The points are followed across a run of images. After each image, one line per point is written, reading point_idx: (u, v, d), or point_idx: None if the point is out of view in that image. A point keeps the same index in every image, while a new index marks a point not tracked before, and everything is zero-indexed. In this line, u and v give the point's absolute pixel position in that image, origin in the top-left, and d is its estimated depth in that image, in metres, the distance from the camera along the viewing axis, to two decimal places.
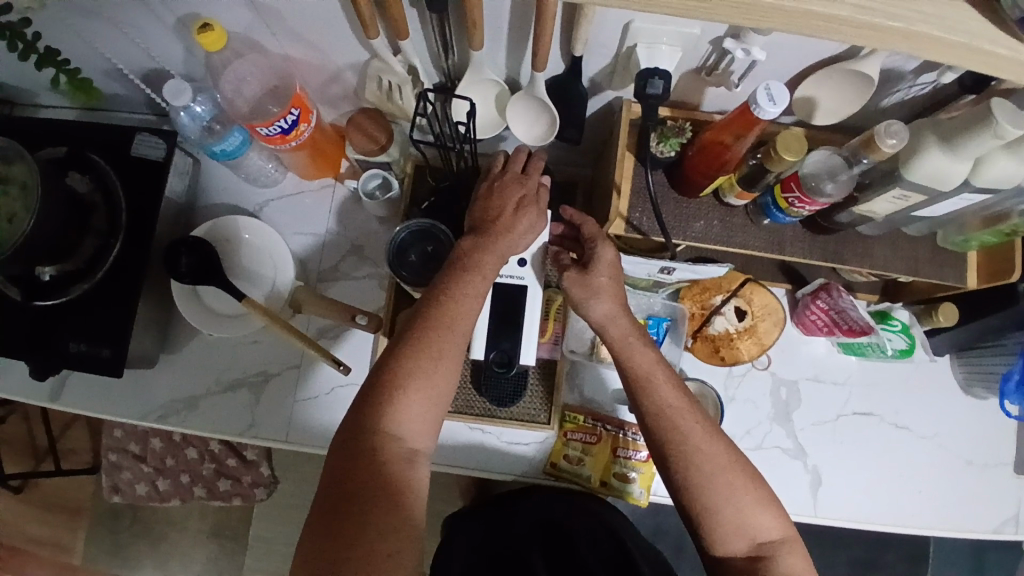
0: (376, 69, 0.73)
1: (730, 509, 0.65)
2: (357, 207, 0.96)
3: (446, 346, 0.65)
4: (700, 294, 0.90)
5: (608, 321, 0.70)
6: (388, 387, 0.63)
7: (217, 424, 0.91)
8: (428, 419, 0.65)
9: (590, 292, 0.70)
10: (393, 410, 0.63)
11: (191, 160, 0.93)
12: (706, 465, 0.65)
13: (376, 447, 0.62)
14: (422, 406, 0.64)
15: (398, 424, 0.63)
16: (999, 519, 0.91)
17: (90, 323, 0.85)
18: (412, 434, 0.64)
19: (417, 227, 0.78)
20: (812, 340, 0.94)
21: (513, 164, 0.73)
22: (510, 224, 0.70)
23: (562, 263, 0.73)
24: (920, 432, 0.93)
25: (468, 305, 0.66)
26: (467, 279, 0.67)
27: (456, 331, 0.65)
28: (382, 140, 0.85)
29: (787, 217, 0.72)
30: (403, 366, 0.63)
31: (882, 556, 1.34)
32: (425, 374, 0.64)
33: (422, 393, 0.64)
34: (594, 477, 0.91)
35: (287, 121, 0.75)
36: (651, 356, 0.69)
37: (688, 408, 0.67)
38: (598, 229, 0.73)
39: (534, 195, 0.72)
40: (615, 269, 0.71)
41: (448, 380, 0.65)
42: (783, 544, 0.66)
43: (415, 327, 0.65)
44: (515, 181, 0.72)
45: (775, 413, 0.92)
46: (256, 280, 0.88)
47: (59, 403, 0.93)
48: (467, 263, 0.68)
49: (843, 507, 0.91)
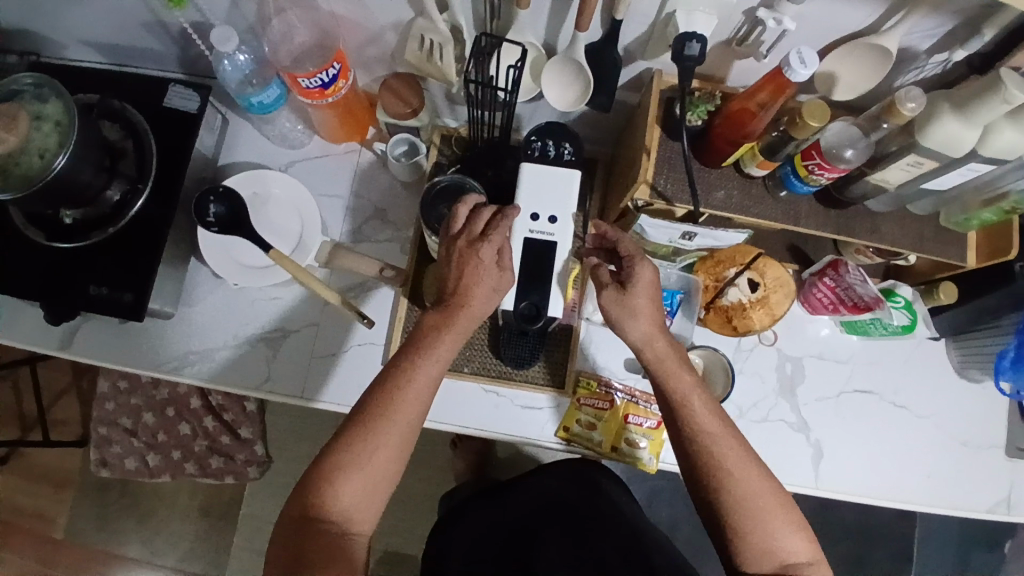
0: (420, 28, 0.75)
1: (760, 530, 0.67)
2: (380, 171, 0.97)
3: (395, 425, 0.68)
4: (714, 266, 0.93)
5: (645, 344, 0.72)
6: (328, 471, 0.67)
7: (232, 377, 0.92)
8: (366, 502, 0.68)
9: (628, 312, 0.71)
10: (331, 492, 0.66)
11: (221, 118, 0.94)
12: (739, 490, 0.68)
13: (314, 527, 0.65)
14: (360, 490, 0.67)
15: (336, 506, 0.66)
16: (993, 500, 0.94)
17: (113, 266, 0.85)
18: (351, 516, 0.67)
19: (453, 179, 0.80)
20: (817, 320, 0.98)
21: (471, 227, 0.71)
22: (467, 296, 0.70)
23: (600, 276, 0.74)
24: (915, 410, 0.96)
25: (413, 390, 0.69)
26: (414, 366, 0.69)
27: (399, 417, 0.68)
28: (414, 103, 0.86)
29: (805, 186, 0.76)
30: (344, 452, 0.67)
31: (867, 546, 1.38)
32: (369, 454, 0.67)
33: (360, 479, 0.67)
34: (605, 443, 0.92)
35: (329, 74, 0.78)
36: (687, 380, 0.71)
37: (724, 432, 0.69)
38: (635, 245, 0.73)
39: (497, 259, 0.70)
40: (653, 287, 0.72)
41: (388, 467, 0.68)
42: (810, 566, 0.68)
43: (360, 412, 0.68)
44: (474, 248, 0.70)
45: (780, 387, 0.96)
46: (284, 234, 0.90)
47: (69, 351, 0.92)
48: (417, 345, 0.70)
49: (843, 480, 0.94)
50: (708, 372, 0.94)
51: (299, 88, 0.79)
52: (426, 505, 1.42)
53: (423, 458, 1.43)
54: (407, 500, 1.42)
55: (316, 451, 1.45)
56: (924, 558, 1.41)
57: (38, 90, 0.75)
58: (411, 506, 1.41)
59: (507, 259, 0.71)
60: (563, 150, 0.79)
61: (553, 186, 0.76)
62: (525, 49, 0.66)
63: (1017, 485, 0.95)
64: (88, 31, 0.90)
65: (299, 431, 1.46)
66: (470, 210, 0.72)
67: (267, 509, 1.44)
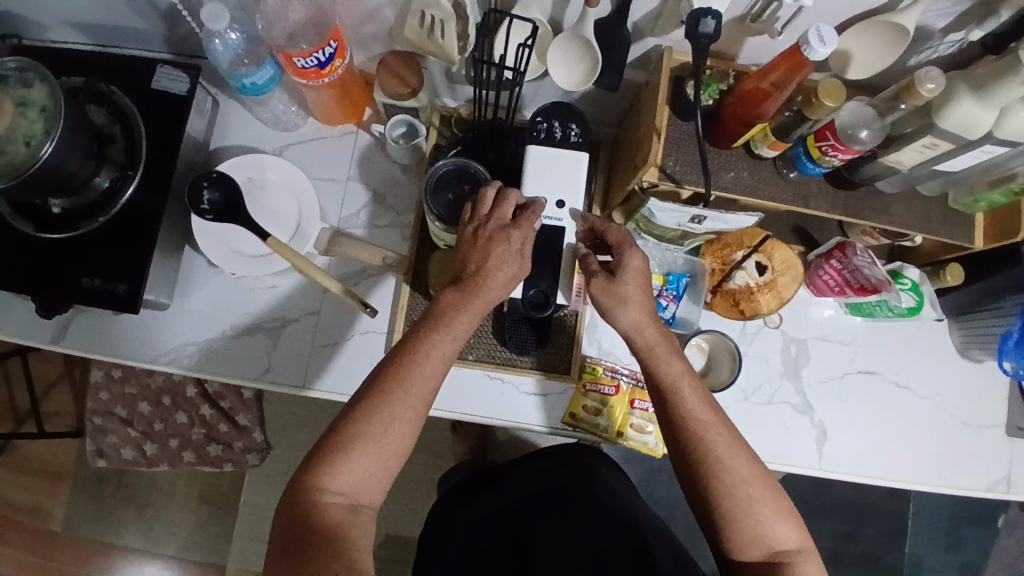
0: (420, 3, 0.71)
1: (748, 517, 0.67)
2: (379, 154, 0.93)
3: (407, 400, 0.66)
4: (721, 249, 0.92)
5: (635, 331, 0.71)
6: (336, 448, 0.65)
7: (231, 368, 0.90)
8: (374, 479, 0.66)
9: (616, 300, 0.70)
10: (337, 468, 0.65)
11: (212, 99, 0.90)
12: (727, 477, 0.67)
13: (319, 502, 0.64)
14: (369, 467, 0.66)
15: (341, 483, 0.65)
16: (992, 478, 0.95)
17: (105, 256, 0.82)
18: (357, 493, 0.66)
19: (457, 164, 0.78)
20: (822, 301, 0.97)
21: (501, 211, 0.70)
22: (489, 279, 0.68)
23: (588, 265, 0.72)
24: (919, 391, 0.96)
25: (429, 368, 0.67)
26: (431, 344, 0.68)
27: (413, 395, 0.67)
28: (413, 84, 0.83)
29: (817, 169, 0.74)
30: (354, 430, 0.65)
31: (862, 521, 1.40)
32: (377, 429, 0.65)
33: (370, 453, 0.65)
34: (611, 428, 0.90)
35: (325, 53, 0.75)
36: (677, 367, 0.71)
37: (714, 419, 0.69)
38: (623, 233, 0.72)
39: (521, 246, 0.69)
40: (642, 277, 0.71)
41: (398, 446, 0.67)
42: (799, 553, 0.68)
43: (371, 386, 0.67)
44: (503, 231, 0.69)
45: (785, 369, 0.95)
46: (281, 221, 0.88)
47: (61, 345, 0.89)
48: (436, 322, 0.68)
49: (846, 460, 0.94)
50: (713, 356, 0.93)
51: (293, 69, 0.76)
52: (425, 489, 1.42)
53: (422, 443, 1.42)
54: (407, 485, 1.42)
55: (314, 437, 1.44)
56: (917, 531, 1.44)
57: (21, 74, 0.71)
58: (412, 491, 1.41)
59: (530, 246, 0.70)
60: (569, 130, 0.78)
61: (562, 167, 0.75)
62: (536, 25, 0.64)
63: (1017, 465, 0.95)
64: (68, 10, 0.86)
65: (297, 418, 1.45)
66: (498, 191, 0.71)
67: (267, 496, 1.43)
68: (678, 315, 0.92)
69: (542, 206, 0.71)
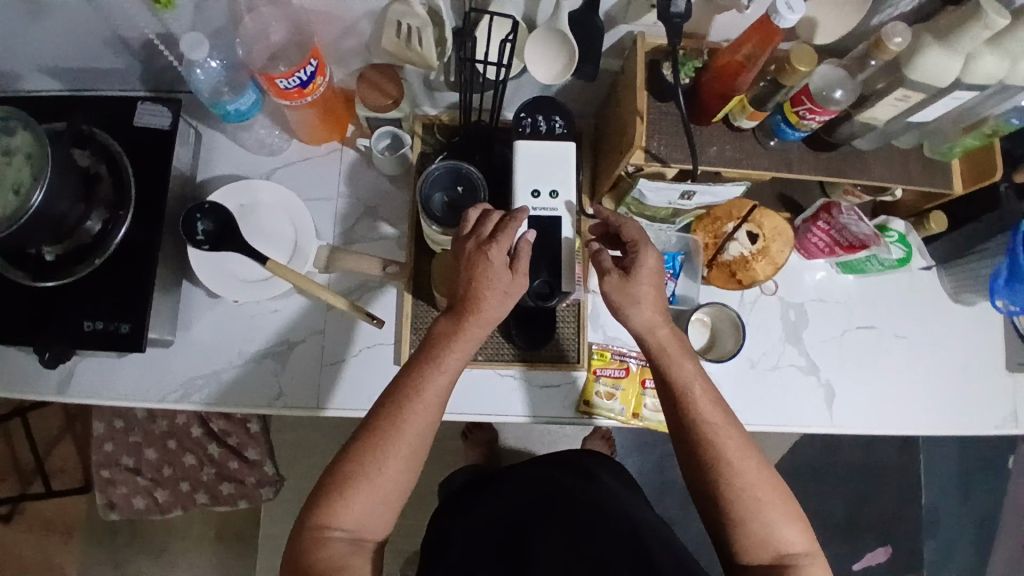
0: (396, 13, 0.73)
1: (756, 520, 0.68)
2: (365, 168, 0.93)
3: (406, 432, 0.67)
4: (712, 223, 0.94)
5: (648, 330, 0.72)
6: (341, 483, 0.66)
7: (243, 397, 0.89)
8: (377, 513, 0.67)
9: (630, 299, 0.72)
10: (339, 506, 0.66)
11: (194, 130, 0.90)
12: (735, 479, 0.69)
13: (323, 537, 0.65)
14: (369, 502, 0.66)
15: (343, 520, 0.66)
16: (998, 417, 0.98)
17: (105, 297, 0.81)
18: (360, 529, 0.67)
19: (449, 165, 0.79)
20: (813, 265, 0.99)
21: (481, 228, 0.70)
22: (478, 299, 0.68)
23: (602, 263, 0.73)
24: (917, 340, 0.99)
25: (423, 403, 0.68)
26: (425, 378, 0.68)
27: (409, 429, 0.67)
28: (395, 94, 0.84)
29: (796, 134, 0.76)
30: (357, 463, 0.67)
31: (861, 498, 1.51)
32: (379, 463, 0.66)
33: (372, 488, 0.66)
34: (627, 411, 0.92)
35: (306, 72, 0.76)
36: (688, 368, 0.72)
37: (724, 421, 0.70)
38: (638, 232, 0.74)
39: (504, 261, 0.68)
40: (655, 275, 0.72)
41: (396, 481, 0.67)
42: (805, 556, 0.68)
43: (372, 419, 0.68)
44: (483, 250, 0.69)
45: (787, 334, 0.97)
46: (278, 243, 0.87)
47: (68, 395, 0.89)
48: (429, 352, 0.69)
49: (856, 415, 0.96)
50: (716, 329, 0.95)
51: (276, 91, 0.77)
52: None
53: (436, 455, 1.42)
54: (426, 499, 1.41)
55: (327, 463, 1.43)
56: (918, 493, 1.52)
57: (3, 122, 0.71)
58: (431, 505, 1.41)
59: (517, 260, 0.70)
60: (554, 123, 0.78)
61: (551, 163, 0.77)
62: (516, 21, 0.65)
63: (1020, 403, 0.98)
64: (43, 57, 0.85)
65: (308, 445, 1.44)
66: (480, 212, 0.71)
67: (285, 527, 1.42)
68: (678, 293, 0.94)
69: (528, 241, 0.70)
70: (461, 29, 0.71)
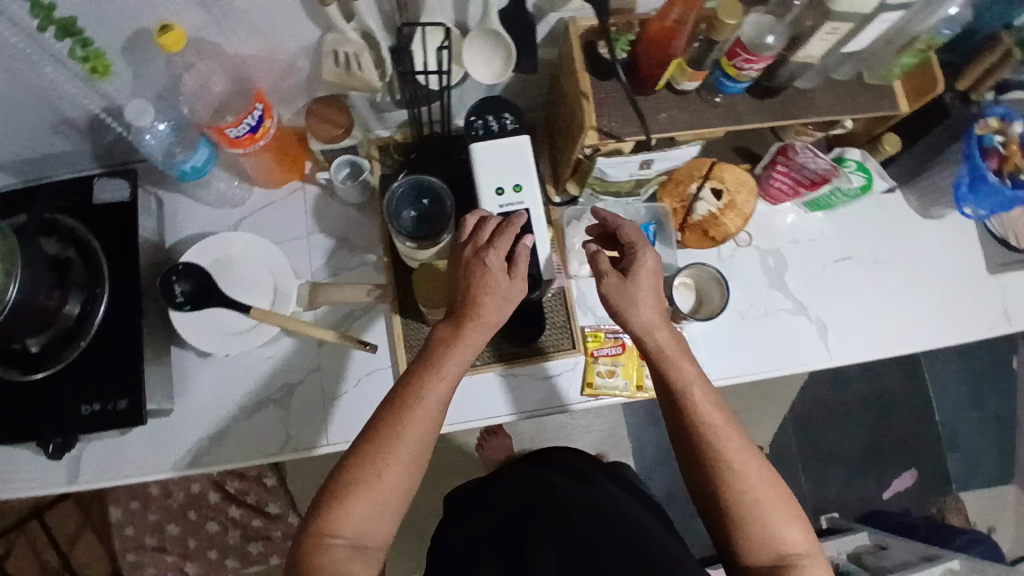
0: (331, 43, 0.74)
1: (758, 519, 0.64)
2: (330, 201, 0.94)
3: (405, 435, 0.66)
4: (676, 187, 0.96)
5: (646, 333, 0.72)
6: (343, 488, 0.65)
7: (253, 448, 0.89)
8: (378, 520, 0.65)
9: (629, 300, 0.73)
10: (340, 513, 0.64)
11: (154, 199, 0.90)
12: (736, 477, 0.66)
13: (321, 543, 0.63)
14: (368, 509, 0.64)
15: (344, 527, 0.64)
16: (987, 320, 1.01)
17: (97, 379, 0.81)
18: (361, 535, 0.64)
19: (411, 180, 0.80)
20: (782, 209, 1.01)
21: (478, 235, 0.72)
22: (477, 305, 0.69)
23: (599, 264, 0.75)
24: (895, 261, 1.02)
25: (424, 408, 0.67)
26: (424, 384, 0.68)
27: (410, 435, 0.66)
28: (345, 122, 0.84)
29: (738, 85, 0.79)
30: (359, 469, 0.65)
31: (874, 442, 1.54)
32: (380, 468, 0.65)
33: (373, 494, 0.64)
34: (631, 385, 0.93)
35: (254, 117, 0.76)
36: (688, 369, 0.71)
37: (724, 421, 0.68)
38: (635, 235, 0.76)
39: (500, 265, 0.70)
40: (653, 275, 0.74)
41: (396, 488, 0.65)
42: (806, 558, 0.64)
43: (374, 420, 0.67)
44: (482, 256, 0.71)
45: (770, 280, 0.99)
46: (257, 291, 0.86)
47: (80, 481, 0.87)
48: (428, 358, 0.69)
49: (851, 344, 0.99)
50: (701, 288, 0.96)
51: (228, 141, 0.78)
52: None
53: None
54: None
55: None
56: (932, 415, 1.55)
57: None
58: None
59: (516, 267, 0.72)
60: (505, 120, 0.81)
61: (512, 160, 0.78)
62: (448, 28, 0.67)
63: (1010, 301, 1.02)
64: None
65: None
66: (477, 220, 0.74)
67: None
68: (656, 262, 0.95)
69: (526, 247, 0.72)
70: (397, 45, 0.72)
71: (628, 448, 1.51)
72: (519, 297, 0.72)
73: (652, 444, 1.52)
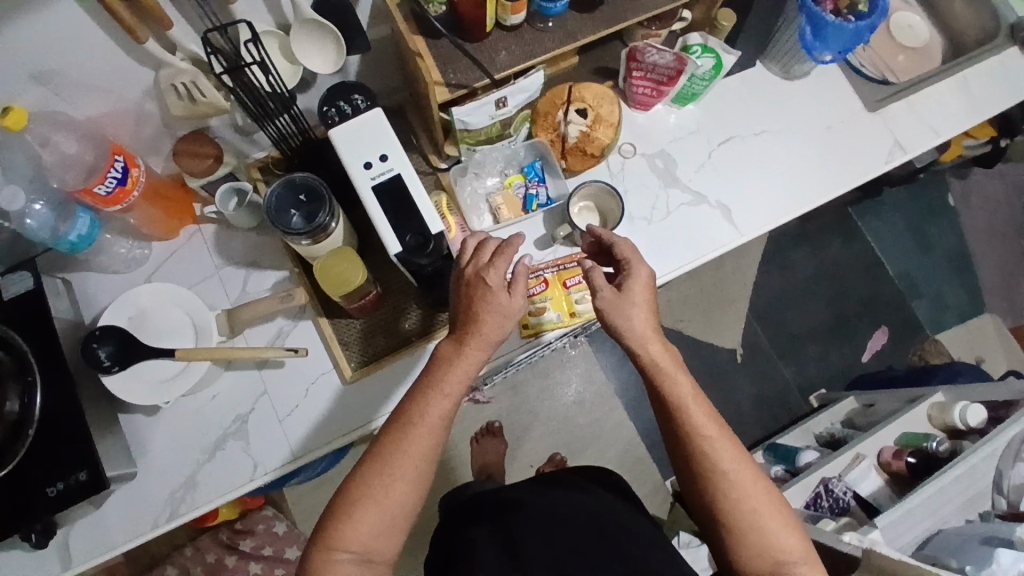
0: (167, 77, 0.79)
1: (752, 528, 0.64)
2: (229, 232, 0.97)
3: (411, 453, 0.69)
4: (546, 119, 0.99)
5: (639, 345, 0.69)
6: (353, 503, 0.68)
7: (225, 485, 0.91)
8: (385, 535, 0.68)
9: (625, 310, 0.69)
10: (348, 528, 0.67)
11: (61, 281, 0.91)
12: (729, 490, 0.65)
13: (331, 557, 0.66)
14: (374, 523, 0.67)
15: (351, 542, 0.67)
16: (876, 156, 1.06)
17: (52, 461, 0.81)
18: (369, 550, 0.68)
19: (282, 183, 0.83)
20: (658, 113, 1.06)
21: (478, 254, 0.74)
22: (478, 324, 0.72)
23: (593, 279, 0.71)
24: (776, 129, 1.06)
25: (427, 425, 0.70)
26: (429, 402, 0.71)
27: (413, 454, 0.69)
28: (212, 152, 0.88)
29: (557, 5, 0.83)
30: (367, 485, 0.68)
31: (840, 317, 1.57)
32: (385, 484, 0.68)
33: (379, 510, 0.68)
34: (563, 314, 0.96)
35: (117, 168, 0.81)
36: (684, 384, 0.68)
37: (720, 435, 0.66)
38: (630, 248, 0.74)
39: (499, 283, 0.72)
40: (648, 290, 0.72)
41: (403, 504, 0.68)
42: (800, 566, 0.63)
43: (383, 437, 0.71)
44: (481, 275, 0.73)
45: (664, 179, 1.03)
46: (180, 334, 0.89)
47: (74, 566, 0.89)
48: (431, 377, 0.72)
49: (758, 217, 1.02)
50: (601, 206, 1.00)
51: (99, 199, 0.82)
52: None
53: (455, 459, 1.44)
54: None
55: None
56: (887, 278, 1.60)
57: None
58: None
59: (515, 284, 0.73)
60: (356, 101, 0.84)
61: (369, 133, 0.80)
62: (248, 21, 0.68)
63: (895, 131, 1.07)
64: None
65: None
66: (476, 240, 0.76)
67: None
68: (553, 196, 1.00)
69: (524, 269, 0.73)
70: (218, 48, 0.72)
71: (612, 389, 1.54)
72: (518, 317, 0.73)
73: (633, 378, 1.55)
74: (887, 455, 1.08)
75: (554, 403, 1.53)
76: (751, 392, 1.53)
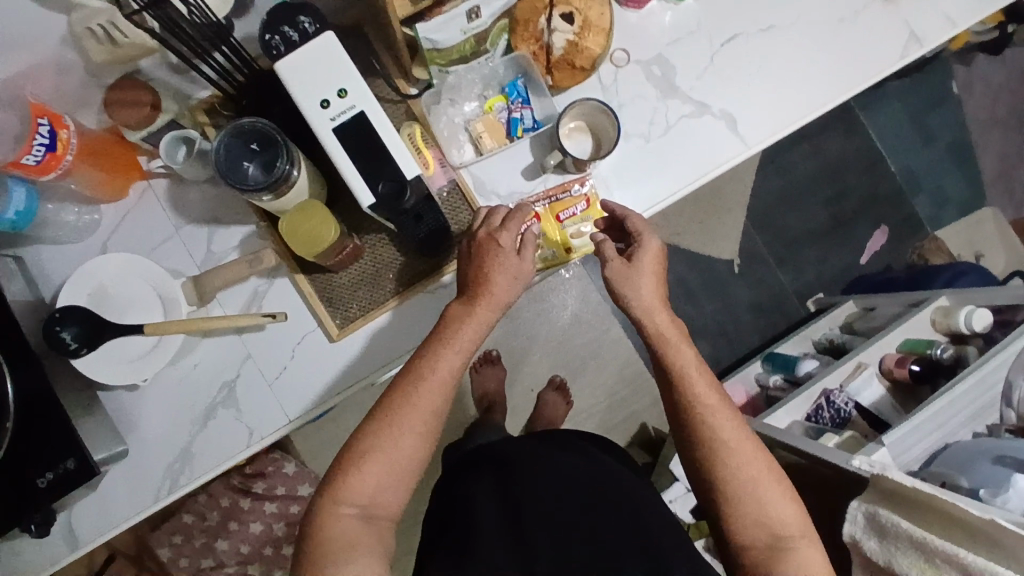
0: (82, 20, 0.72)
1: (750, 496, 0.63)
2: (183, 188, 0.87)
3: (419, 406, 0.66)
4: (526, 29, 0.87)
5: (646, 315, 0.70)
6: (360, 453, 0.64)
7: (220, 454, 0.88)
8: (391, 491, 0.65)
9: (635, 281, 0.71)
10: (352, 480, 0.64)
11: (13, 258, 0.83)
12: (732, 457, 0.64)
13: (335, 509, 0.63)
14: (380, 476, 0.64)
15: (357, 494, 0.64)
16: (892, 48, 0.95)
17: (34, 452, 0.77)
18: (373, 504, 0.65)
19: (229, 134, 0.73)
20: (652, 12, 0.93)
21: (492, 219, 0.73)
22: (490, 287, 0.70)
23: (604, 249, 0.72)
24: (784, 24, 0.94)
25: (437, 379, 0.67)
26: (439, 355, 0.68)
27: (421, 408, 0.66)
28: (146, 97, 0.78)
29: None
30: (373, 437, 0.65)
31: (838, 217, 1.52)
32: (391, 436, 0.65)
33: (385, 465, 0.64)
34: (558, 250, 0.90)
35: (43, 133, 0.75)
36: (687, 354, 0.69)
37: (721, 404, 0.66)
38: (643, 223, 0.75)
39: (510, 249, 0.71)
40: (657, 260, 0.73)
41: (410, 459, 0.65)
42: (798, 540, 0.62)
43: (390, 388, 0.67)
44: (493, 238, 0.72)
45: (661, 90, 0.92)
46: (147, 305, 0.82)
47: (82, 545, 0.87)
48: (440, 332, 0.69)
49: (765, 127, 0.93)
50: (595, 127, 0.91)
51: (32, 171, 0.76)
52: None
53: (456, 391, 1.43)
54: None
55: None
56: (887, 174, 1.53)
57: None
58: None
59: (524, 250, 0.73)
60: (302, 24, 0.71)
61: (320, 64, 0.69)
62: None
63: (914, 20, 0.95)
64: None
65: None
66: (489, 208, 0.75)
67: None
68: (539, 118, 0.90)
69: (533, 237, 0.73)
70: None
71: (608, 309, 1.51)
72: (527, 279, 0.72)
73: None
74: (889, 363, 1.07)
75: (551, 326, 1.50)
76: (749, 301, 1.51)
